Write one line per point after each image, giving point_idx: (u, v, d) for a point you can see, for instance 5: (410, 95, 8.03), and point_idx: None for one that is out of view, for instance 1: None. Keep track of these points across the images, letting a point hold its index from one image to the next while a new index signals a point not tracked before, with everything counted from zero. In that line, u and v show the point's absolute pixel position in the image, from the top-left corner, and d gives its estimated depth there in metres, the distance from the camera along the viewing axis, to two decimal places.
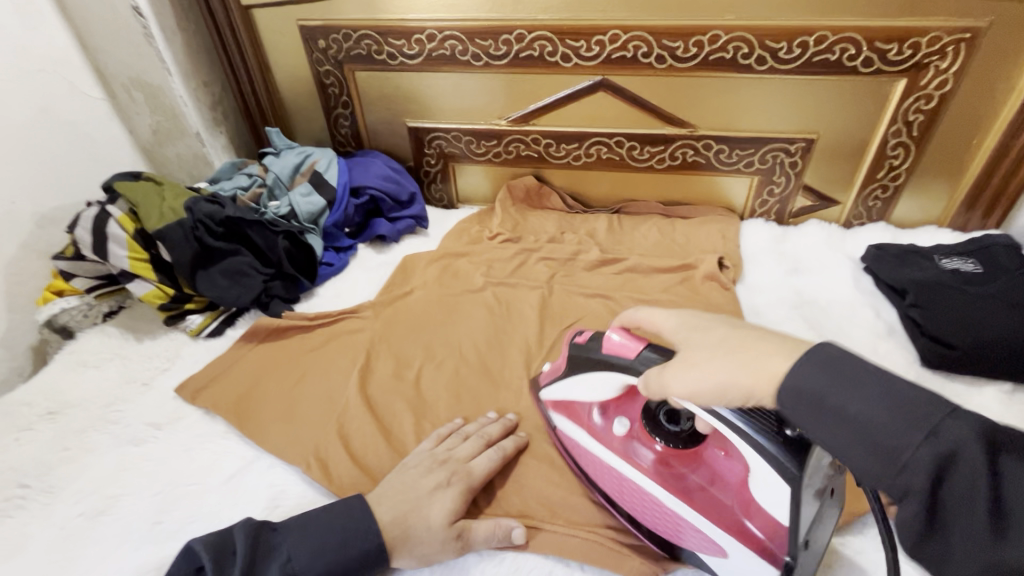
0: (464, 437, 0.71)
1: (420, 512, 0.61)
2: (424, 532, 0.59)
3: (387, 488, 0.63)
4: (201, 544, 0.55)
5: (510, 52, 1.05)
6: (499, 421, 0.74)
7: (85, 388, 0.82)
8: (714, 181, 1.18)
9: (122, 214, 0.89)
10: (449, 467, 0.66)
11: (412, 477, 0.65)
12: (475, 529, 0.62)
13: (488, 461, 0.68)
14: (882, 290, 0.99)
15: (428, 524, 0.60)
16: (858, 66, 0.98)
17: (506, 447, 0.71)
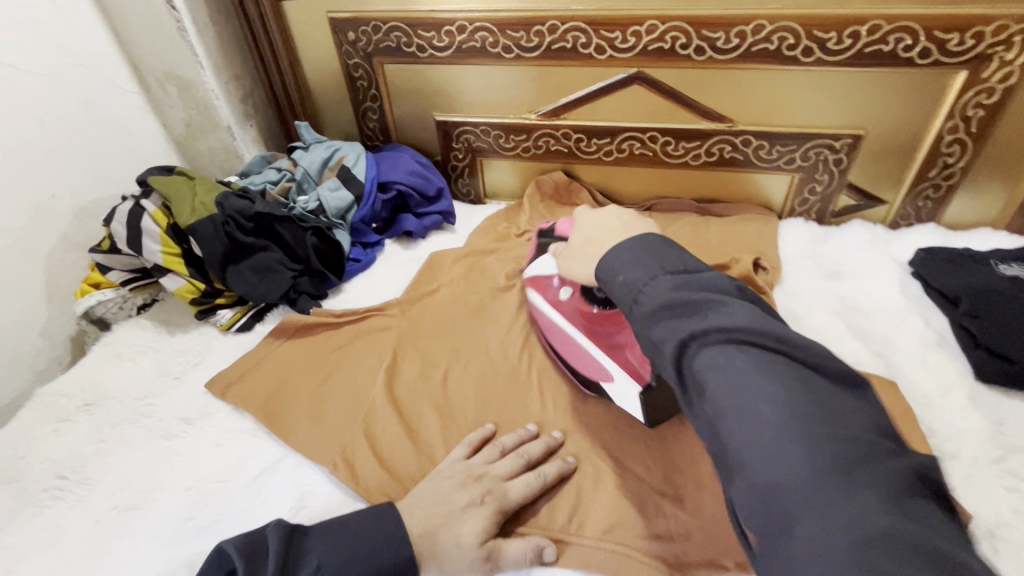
0: (500, 452, 0.69)
1: (451, 527, 0.59)
2: (454, 549, 0.58)
3: (418, 498, 0.63)
4: (230, 545, 0.53)
5: (542, 44, 1.02)
6: (540, 439, 0.72)
7: (120, 381, 0.84)
8: (751, 179, 1.13)
9: (155, 208, 0.90)
10: (484, 484, 0.64)
11: (445, 489, 0.63)
12: (506, 552, 0.60)
13: (524, 484, 0.66)
14: (931, 297, 0.94)
15: (458, 542, 0.58)
16: (913, 57, 0.92)
17: (547, 473, 0.68)
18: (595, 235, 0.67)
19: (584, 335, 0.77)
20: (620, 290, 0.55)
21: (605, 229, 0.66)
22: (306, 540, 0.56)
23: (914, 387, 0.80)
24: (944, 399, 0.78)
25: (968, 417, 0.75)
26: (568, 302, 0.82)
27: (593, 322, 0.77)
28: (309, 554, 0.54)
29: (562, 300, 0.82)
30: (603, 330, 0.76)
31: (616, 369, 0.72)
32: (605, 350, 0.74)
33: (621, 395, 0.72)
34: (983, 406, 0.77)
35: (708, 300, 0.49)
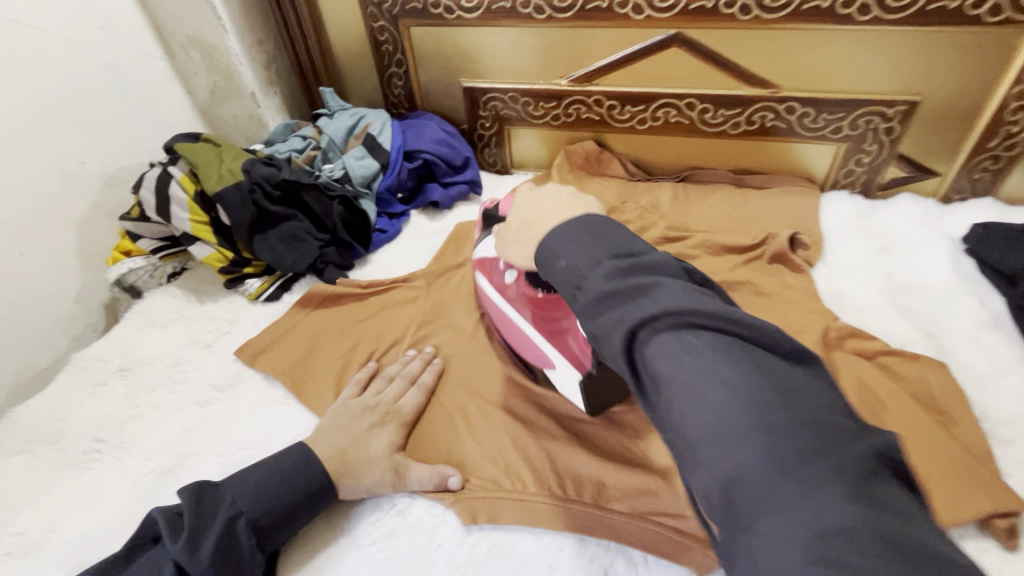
0: (388, 379, 0.75)
1: (360, 446, 0.65)
2: (364, 463, 0.64)
3: (322, 427, 0.67)
4: (157, 513, 0.56)
5: (575, 4, 0.97)
6: (419, 358, 0.78)
7: (153, 347, 0.85)
8: (793, 150, 1.07)
9: (183, 174, 0.89)
10: (380, 409, 0.70)
11: (344, 420, 0.68)
12: (410, 473, 0.64)
13: (409, 399, 0.73)
14: (986, 275, 0.88)
15: (368, 456, 0.65)
16: (981, 15, 0.84)
17: (427, 382, 0.75)
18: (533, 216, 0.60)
19: (563, 380, 0.68)
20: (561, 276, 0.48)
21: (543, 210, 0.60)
22: (217, 491, 0.58)
23: (966, 369, 0.76)
24: (998, 383, 0.74)
25: None
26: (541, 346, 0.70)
27: (572, 367, 0.67)
28: (225, 496, 0.58)
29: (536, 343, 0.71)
30: (583, 375, 0.66)
31: (559, 359, 0.68)
32: (588, 397, 0.66)
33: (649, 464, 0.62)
34: None
35: (651, 282, 0.43)
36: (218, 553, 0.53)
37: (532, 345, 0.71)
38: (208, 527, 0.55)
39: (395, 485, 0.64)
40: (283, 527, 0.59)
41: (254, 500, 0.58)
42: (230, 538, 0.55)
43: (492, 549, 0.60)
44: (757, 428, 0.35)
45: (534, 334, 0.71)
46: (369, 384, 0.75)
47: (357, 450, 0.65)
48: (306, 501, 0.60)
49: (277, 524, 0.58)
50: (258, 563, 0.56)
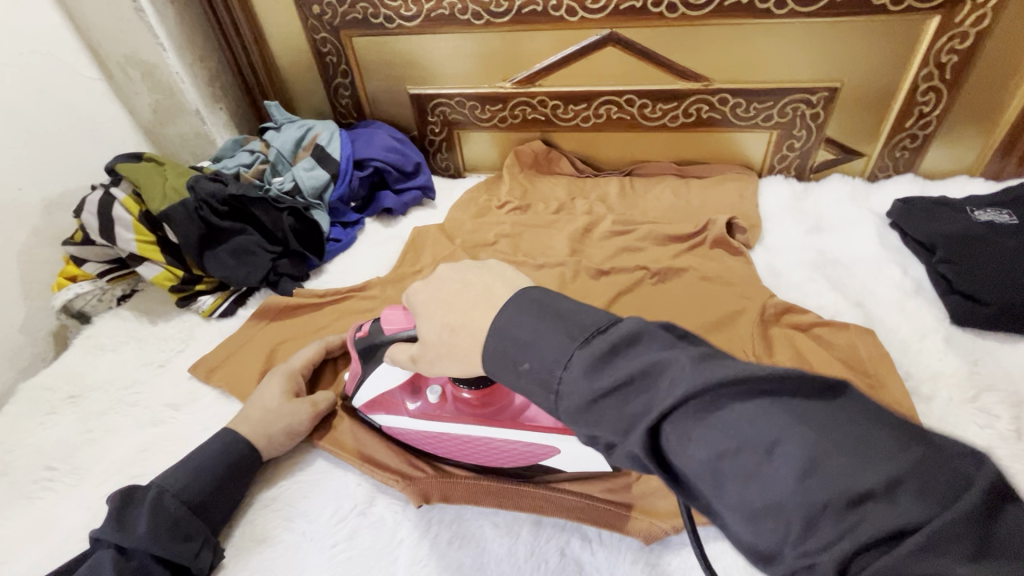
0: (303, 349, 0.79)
1: (261, 406, 0.70)
2: (263, 415, 0.69)
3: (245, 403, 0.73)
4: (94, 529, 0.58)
5: (512, 8, 1.00)
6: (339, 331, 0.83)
7: (103, 371, 0.84)
8: (731, 139, 1.13)
9: (126, 196, 0.88)
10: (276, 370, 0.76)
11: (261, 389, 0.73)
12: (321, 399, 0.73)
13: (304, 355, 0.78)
14: (908, 246, 0.95)
15: (268, 410, 0.70)
16: (886, 4, 0.91)
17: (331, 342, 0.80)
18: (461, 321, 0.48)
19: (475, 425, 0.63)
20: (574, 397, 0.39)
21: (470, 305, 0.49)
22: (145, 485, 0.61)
23: (892, 333, 0.81)
24: (920, 344, 0.79)
25: (945, 358, 0.77)
26: (451, 402, 0.65)
27: (483, 406, 0.63)
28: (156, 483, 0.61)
29: (434, 403, 0.65)
30: (497, 407, 0.64)
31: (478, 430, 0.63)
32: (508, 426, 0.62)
33: None
34: (958, 348, 0.79)
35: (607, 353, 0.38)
36: (156, 524, 0.57)
37: (428, 409, 0.66)
38: (138, 505, 0.58)
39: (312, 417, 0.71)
40: (217, 501, 0.63)
41: (182, 479, 0.62)
42: (158, 509, 0.58)
43: (451, 538, 0.62)
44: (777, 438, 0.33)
45: (429, 393, 0.65)
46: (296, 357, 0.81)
47: (263, 412, 0.69)
48: (232, 474, 0.64)
49: (207, 497, 0.62)
50: (196, 529, 0.59)
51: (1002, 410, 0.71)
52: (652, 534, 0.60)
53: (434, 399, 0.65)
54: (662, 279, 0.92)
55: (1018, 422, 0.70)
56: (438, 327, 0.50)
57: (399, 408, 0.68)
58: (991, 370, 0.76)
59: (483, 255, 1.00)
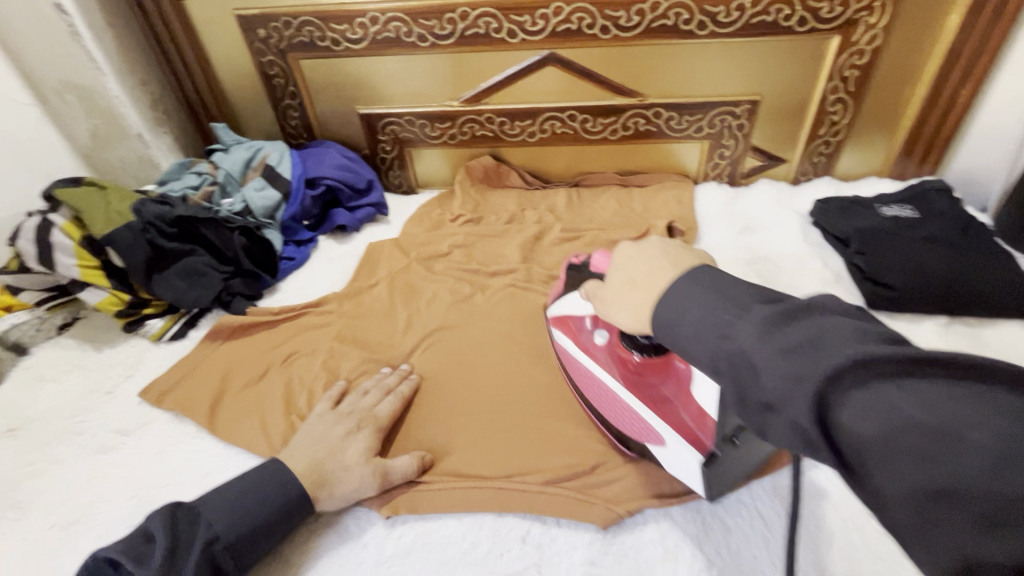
0: (364, 392, 0.76)
1: (336, 457, 0.66)
2: (341, 472, 0.64)
3: (297, 442, 0.67)
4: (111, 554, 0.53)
5: (455, 31, 1.05)
6: (398, 373, 0.80)
7: (46, 401, 0.81)
8: (667, 149, 1.20)
9: (66, 221, 0.86)
10: (356, 417, 0.71)
11: (319, 431, 0.69)
12: (392, 467, 0.67)
13: (385, 407, 0.74)
14: (828, 242, 1.04)
15: (344, 465, 0.65)
16: (793, 26, 1.01)
17: (404, 392, 0.78)
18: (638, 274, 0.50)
19: (624, 388, 0.65)
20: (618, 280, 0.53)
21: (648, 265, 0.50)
22: (192, 516, 0.57)
23: None
24: None
25: None
26: (603, 346, 0.69)
27: (638, 375, 0.65)
28: (200, 518, 0.57)
29: (599, 344, 0.69)
30: (653, 385, 0.64)
31: (670, 435, 0.61)
32: (652, 409, 0.63)
33: (684, 466, 0.61)
34: None
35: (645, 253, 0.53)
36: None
37: (594, 350, 0.70)
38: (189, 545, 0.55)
39: (380, 486, 0.66)
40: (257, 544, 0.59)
41: (230, 521, 0.58)
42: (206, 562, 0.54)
43: (416, 538, 0.64)
44: (877, 386, 0.30)
45: (594, 336, 0.71)
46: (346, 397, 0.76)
47: (332, 463, 0.65)
48: (280, 519, 0.60)
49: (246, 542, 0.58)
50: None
51: None
52: (607, 516, 0.64)
53: (601, 341, 0.70)
54: None
55: None
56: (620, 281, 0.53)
57: (576, 331, 0.74)
58: None
59: (438, 266, 1.02)
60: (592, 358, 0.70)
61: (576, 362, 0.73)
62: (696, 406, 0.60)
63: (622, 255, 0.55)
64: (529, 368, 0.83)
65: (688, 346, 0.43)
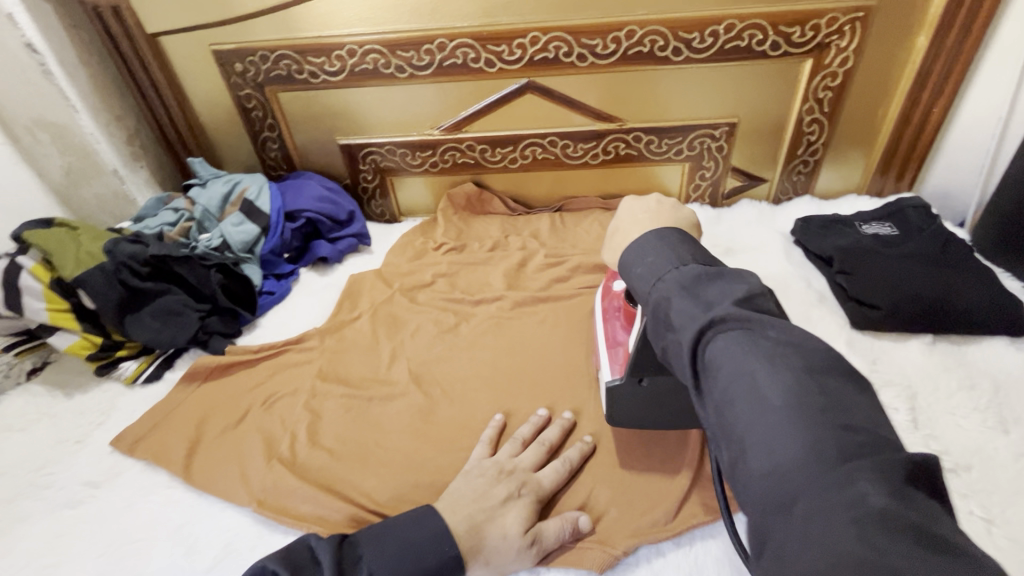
0: (523, 444, 0.72)
1: (495, 521, 0.61)
2: (500, 542, 0.60)
3: (455, 495, 0.64)
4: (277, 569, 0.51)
5: (433, 62, 1.05)
6: (556, 424, 0.75)
7: (12, 454, 0.77)
8: (648, 172, 1.21)
9: (35, 264, 0.84)
10: (517, 477, 0.67)
11: (480, 485, 0.65)
12: (546, 531, 0.62)
13: (547, 469, 0.69)
14: (811, 261, 1.04)
15: (504, 535, 0.60)
16: (766, 50, 1.03)
17: (572, 457, 0.71)
18: (622, 224, 0.65)
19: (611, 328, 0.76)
20: (639, 282, 0.51)
21: (634, 218, 0.65)
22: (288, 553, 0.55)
23: None
24: None
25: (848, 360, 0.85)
26: (617, 296, 0.79)
27: (628, 318, 0.74)
28: (362, 562, 0.53)
29: (614, 292, 0.80)
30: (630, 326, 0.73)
31: (605, 366, 0.73)
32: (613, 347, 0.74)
33: (601, 384, 0.73)
34: (860, 350, 0.87)
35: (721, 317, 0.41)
36: None
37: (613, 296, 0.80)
38: None
39: (536, 556, 0.61)
40: None
41: (394, 573, 0.53)
42: None
43: None
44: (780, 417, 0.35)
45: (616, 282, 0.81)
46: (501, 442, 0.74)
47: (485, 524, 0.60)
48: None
49: None
50: None
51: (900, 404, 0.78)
52: (601, 561, 0.62)
53: (617, 288, 0.80)
54: (594, 308, 0.97)
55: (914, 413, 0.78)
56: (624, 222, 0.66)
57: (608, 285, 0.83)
58: (888, 368, 0.84)
59: (421, 296, 1.01)
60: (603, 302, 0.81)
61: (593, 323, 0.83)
62: (621, 357, 0.72)
63: (624, 204, 0.70)
64: (515, 402, 0.81)
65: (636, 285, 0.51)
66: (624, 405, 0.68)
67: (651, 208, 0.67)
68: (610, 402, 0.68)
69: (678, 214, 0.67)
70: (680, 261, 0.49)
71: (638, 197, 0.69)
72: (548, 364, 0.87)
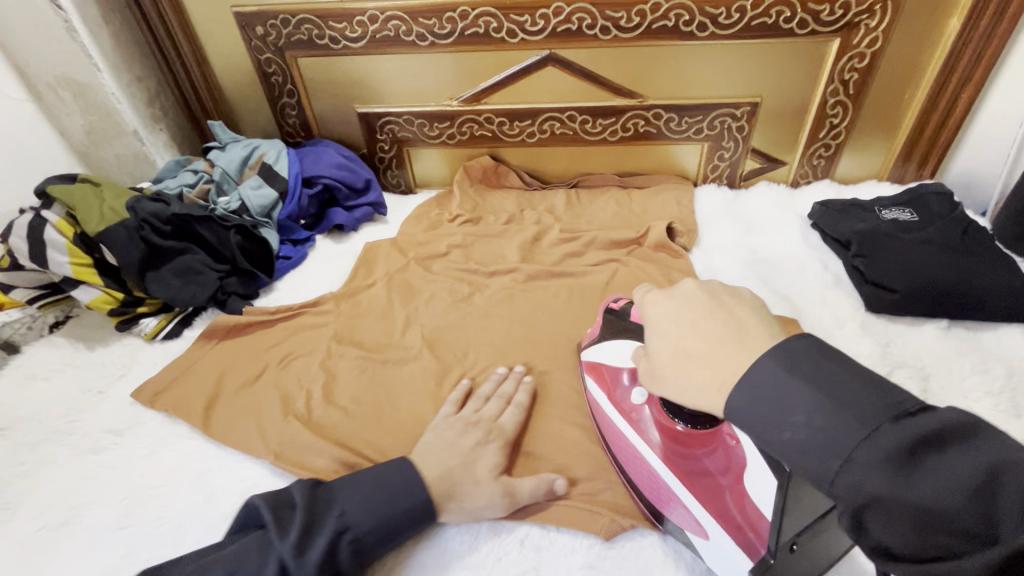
0: (500, 400, 0.74)
1: (467, 468, 0.64)
2: (471, 488, 0.62)
3: (428, 446, 0.66)
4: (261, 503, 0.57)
5: (455, 30, 1.04)
6: (512, 378, 0.78)
7: (37, 401, 0.80)
8: (667, 151, 1.20)
9: (59, 218, 0.85)
10: (483, 426, 0.69)
11: (450, 437, 0.67)
12: (521, 488, 0.64)
13: (508, 417, 0.72)
14: (828, 244, 1.04)
15: (475, 482, 0.63)
16: (793, 28, 1.01)
17: (523, 400, 0.75)
18: (684, 342, 0.50)
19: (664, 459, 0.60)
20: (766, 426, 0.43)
21: (695, 334, 0.50)
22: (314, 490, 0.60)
23: (817, 323, 0.89)
24: (841, 331, 0.88)
25: (863, 343, 0.85)
26: (640, 404, 0.64)
27: (686, 449, 0.59)
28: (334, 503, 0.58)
29: (636, 403, 0.64)
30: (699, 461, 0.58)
31: (703, 523, 0.56)
32: (688, 485, 0.58)
33: (717, 557, 0.55)
34: (874, 333, 0.87)
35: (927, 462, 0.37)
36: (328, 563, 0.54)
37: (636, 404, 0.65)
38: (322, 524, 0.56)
39: (508, 508, 0.63)
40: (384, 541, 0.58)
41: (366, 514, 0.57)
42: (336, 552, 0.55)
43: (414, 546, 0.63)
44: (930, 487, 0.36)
45: (634, 393, 0.65)
46: (466, 402, 0.75)
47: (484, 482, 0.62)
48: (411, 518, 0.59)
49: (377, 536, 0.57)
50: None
51: (912, 387, 0.79)
52: (610, 524, 0.63)
53: (637, 400, 0.65)
54: (608, 283, 0.97)
55: (926, 396, 0.78)
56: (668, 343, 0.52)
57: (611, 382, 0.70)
58: (902, 351, 0.84)
59: (436, 266, 1.02)
60: (618, 408, 0.67)
61: (615, 429, 0.67)
62: (741, 502, 0.54)
63: (650, 303, 0.57)
64: (526, 371, 0.82)
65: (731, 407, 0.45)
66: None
67: (682, 312, 0.53)
68: (729, 573, 0.55)
69: (727, 308, 0.52)
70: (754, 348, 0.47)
71: (675, 292, 0.55)
72: (560, 335, 0.88)
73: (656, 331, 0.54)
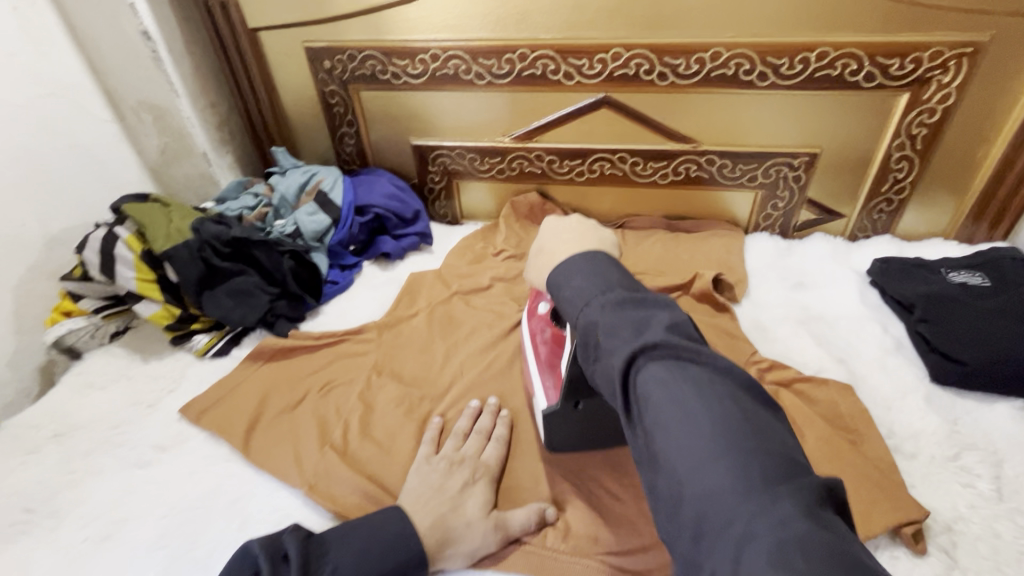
0: (485, 437, 0.75)
1: (456, 511, 0.65)
2: (463, 529, 0.63)
3: (412, 491, 0.67)
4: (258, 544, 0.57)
5: (513, 71, 1.06)
6: (488, 412, 0.78)
7: (93, 410, 0.83)
8: (718, 196, 1.18)
9: (130, 235, 0.90)
10: (468, 465, 0.71)
11: (435, 479, 0.68)
12: (512, 521, 0.65)
13: (490, 453, 0.73)
14: (889, 304, 0.98)
15: (466, 521, 0.64)
16: (859, 81, 0.98)
17: (502, 435, 0.76)
18: (547, 244, 0.65)
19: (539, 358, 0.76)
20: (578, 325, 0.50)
21: (559, 239, 0.64)
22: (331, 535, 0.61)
23: (875, 390, 0.85)
24: (901, 402, 0.83)
25: (925, 417, 0.80)
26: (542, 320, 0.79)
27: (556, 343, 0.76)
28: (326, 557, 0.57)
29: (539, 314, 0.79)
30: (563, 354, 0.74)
31: (538, 389, 0.75)
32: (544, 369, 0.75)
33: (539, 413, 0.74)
34: (939, 407, 0.82)
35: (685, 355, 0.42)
36: None
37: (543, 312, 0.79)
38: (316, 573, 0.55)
39: (501, 540, 0.64)
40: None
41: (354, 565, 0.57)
42: None
43: None
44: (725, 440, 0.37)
45: (540, 306, 0.81)
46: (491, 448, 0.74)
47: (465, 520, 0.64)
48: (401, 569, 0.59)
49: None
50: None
51: (982, 471, 0.73)
52: None
53: (542, 311, 0.79)
54: None
55: (998, 483, 0.72)
56: (538, 250, 0.67)
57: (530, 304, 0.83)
58: (971, 430, 0.78)
59: (477, 300, 1.02)
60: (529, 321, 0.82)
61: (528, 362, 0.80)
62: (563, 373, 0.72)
63: (550, 222, 0.69)
64: None
65: (566, 307, 0.53)
66: (561, 429, 0.71)
67: (576, 228, 0.66)
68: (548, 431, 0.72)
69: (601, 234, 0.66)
70: (608, 285, 0.51)
71: (563, 217, 0.68)
72: None
73: (540, 242, 0.68)
